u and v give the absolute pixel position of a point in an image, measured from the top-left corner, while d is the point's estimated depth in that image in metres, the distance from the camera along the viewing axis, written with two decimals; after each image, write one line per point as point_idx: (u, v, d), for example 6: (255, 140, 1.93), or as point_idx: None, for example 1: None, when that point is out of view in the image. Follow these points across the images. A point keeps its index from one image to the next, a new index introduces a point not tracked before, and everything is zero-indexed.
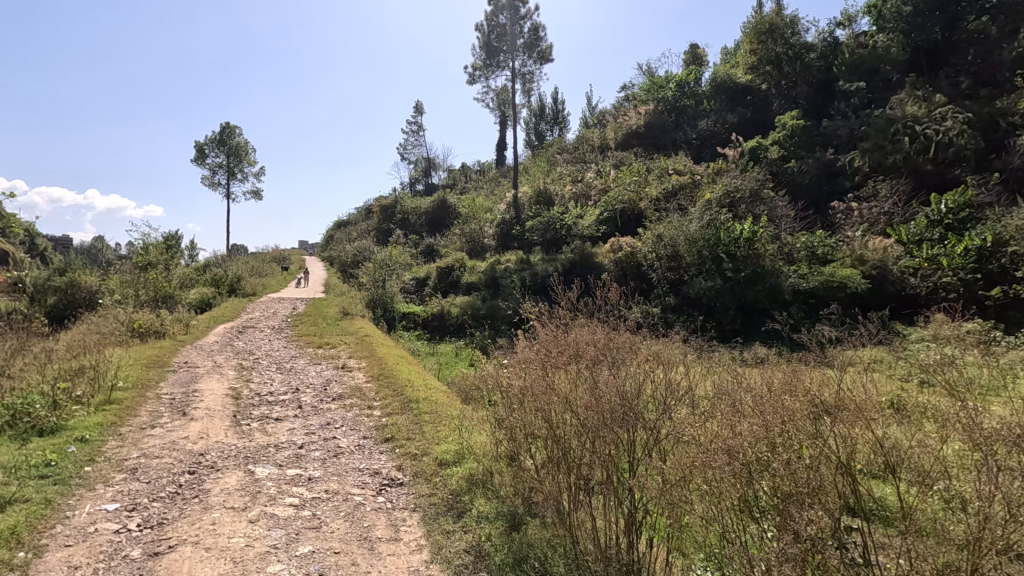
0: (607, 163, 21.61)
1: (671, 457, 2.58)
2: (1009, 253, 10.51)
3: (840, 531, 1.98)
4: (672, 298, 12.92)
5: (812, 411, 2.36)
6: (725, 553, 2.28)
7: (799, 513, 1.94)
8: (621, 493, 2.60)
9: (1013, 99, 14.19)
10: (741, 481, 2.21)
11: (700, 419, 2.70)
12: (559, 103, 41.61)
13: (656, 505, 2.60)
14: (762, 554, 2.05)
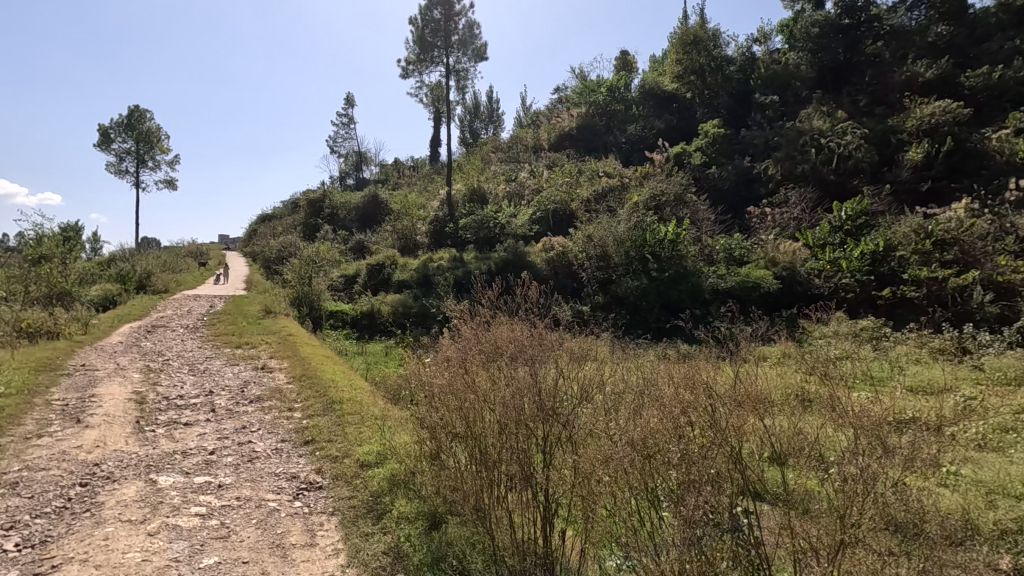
0: (540, 163, 21.86)
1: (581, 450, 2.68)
2: (898, 257, 11.78)
3: (729, 514, 2.12)
4: (601, 297, 13.24)
5: (707, 402, 2.50)
6: (630, 541, 2.39)
7: (691, 498, 2.08)
8: (537, 486, 2.66)
9: (902, 118, 15.71)
10: (641, 470, 2.33)
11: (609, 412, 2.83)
12: (493, 102, 41.69)
13: (569, 497, 2.68)
14: (660, 539, 2.16)
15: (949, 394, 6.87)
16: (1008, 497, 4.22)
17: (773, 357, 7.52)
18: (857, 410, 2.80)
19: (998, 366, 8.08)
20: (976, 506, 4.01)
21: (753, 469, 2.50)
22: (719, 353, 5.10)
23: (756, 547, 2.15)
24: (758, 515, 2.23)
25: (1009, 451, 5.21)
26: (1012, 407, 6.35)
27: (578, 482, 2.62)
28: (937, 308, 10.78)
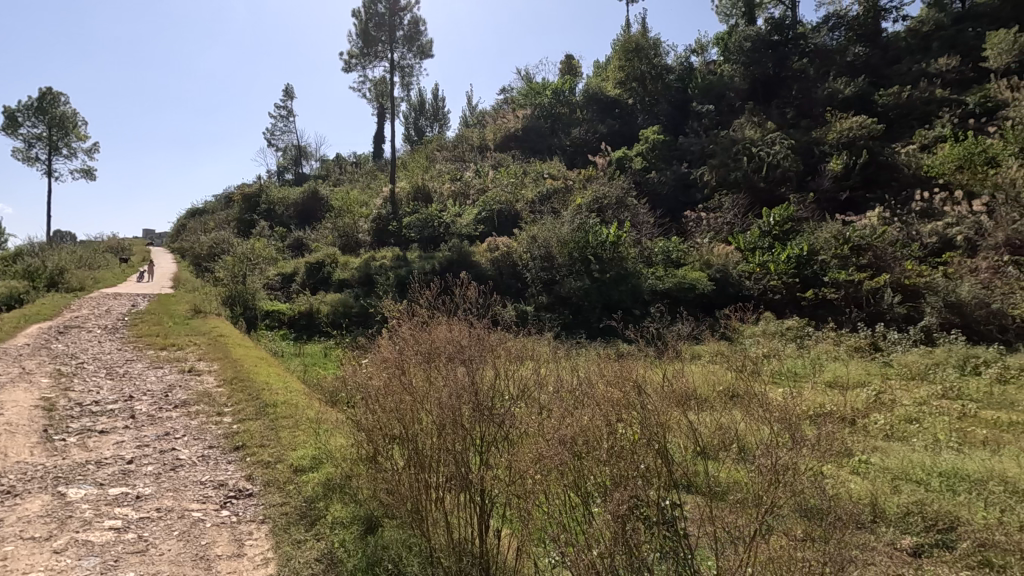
0: (486, 163, 21.81)
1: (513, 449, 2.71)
2: (820, 261, 12.59)
3: (655, 508, 2.21)
4: (545, 297, 13.33)
5: (635, 401, 2.59)
6: (563, 536, 2.44)
7: (616, 493, 2.16)
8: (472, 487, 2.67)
9: (824, 131, 16.81)
10: (571, 468, 2.38)
11: (542, 411, 2.87)
12: (438, 100, 41.23)
13: (505, 495, 2.70)
14: (589, 532, 2.22)
15: (862, 388, 7.41)
16: (910, 481, 4.60)
17: (707, 355, 7.83)
18: (773, 409, 2.99)
19: (905, 363, 8.81)
20: (883, 491, 4.34)
21: (679, 464, 2.61)
22: (655, 353, 5.26)
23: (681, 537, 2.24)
24: (681, 507, 2.33)
25: (914, 438, 5.66)
26: (917, 400, 6.93)
27: (512, 482, 2.65)
28: (853, 309, 11.65)
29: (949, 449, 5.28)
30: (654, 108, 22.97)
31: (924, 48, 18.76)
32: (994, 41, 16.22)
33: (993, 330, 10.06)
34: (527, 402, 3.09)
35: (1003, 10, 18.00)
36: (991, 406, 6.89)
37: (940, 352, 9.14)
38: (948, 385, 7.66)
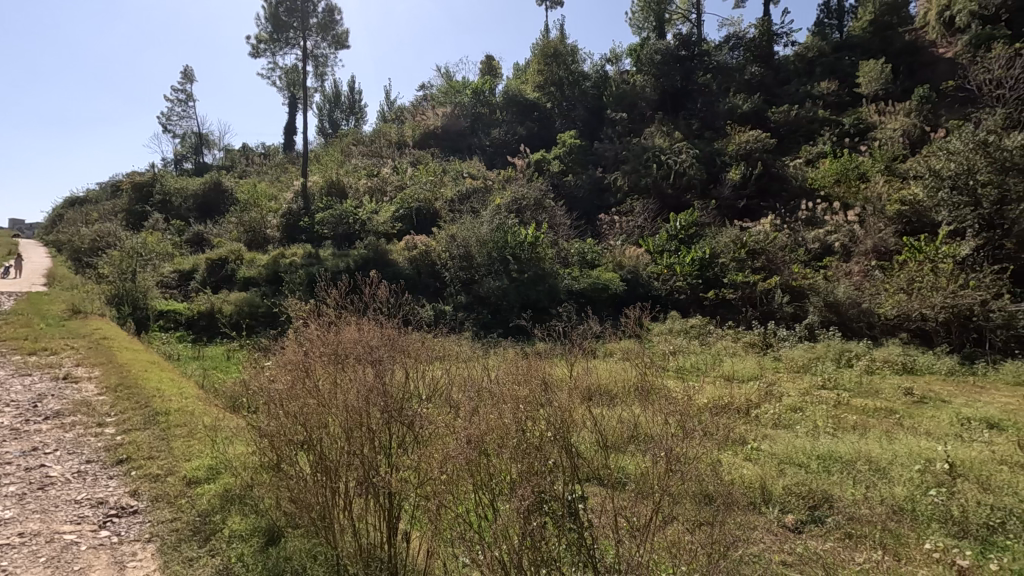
0: (404, 160, 21.35)
1: (421, 450, 2.70)
2: (720, 264, 13.55)
3: (560, 501, 2.30)
4: (463, 297, 13.27)
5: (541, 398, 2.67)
6: (472, 535, 2.47)
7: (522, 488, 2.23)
8: (379, 491, 2.63)
9: (725, 143, 18.10)
10: (478, 466, 2.42)
11: (450, 410, 2.89)
12: (355, 93, 39.92)
13: (415, 498, 2.68)
14: (498, 527, 2.28)
15: (754, 381, 8.13)
16: (793, 465, 5.05)
17: (618, 352, 8.15)
18: (669, 403, 3.20)
19: (791, 357, 9.69)
20: (770, 475, 4.72)
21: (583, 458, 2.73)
22: (568, 352, 5.40)
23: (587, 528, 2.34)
24: (586, 499, 2.44)
25: (797, 425, 6.23)
26: (800, 391, 7.65)
27: (420, 484, 2.64)
28: (748, 308, 12.67)
29: (826, 434, 5.88)
30: (570, 113, 23.58)
31: (809, 72, 20.63)
32: (866, 70, 18.28)
33: (862, 326, 11.36)
34: (437, 401, 3.10)
35: (872, 43, 20.22)
36: (860, 394, 7.76)
37: (820, 347, 10.14)
38: (826, 377, 8.54)
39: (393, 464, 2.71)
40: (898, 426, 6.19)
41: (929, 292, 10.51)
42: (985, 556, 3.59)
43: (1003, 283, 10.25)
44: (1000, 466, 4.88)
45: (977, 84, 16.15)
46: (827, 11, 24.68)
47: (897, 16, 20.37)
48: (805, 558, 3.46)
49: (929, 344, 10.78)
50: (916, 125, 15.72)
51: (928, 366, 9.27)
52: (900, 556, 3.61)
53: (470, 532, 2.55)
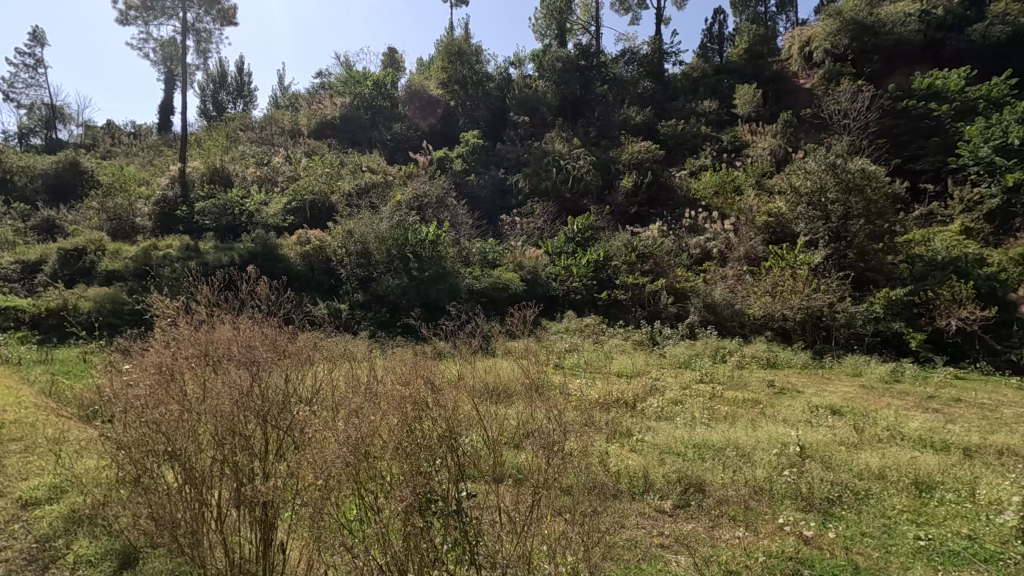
0: (298, 149, 20.08)
1: (297, 454, 2.61)
2: (612, 267, 14.33)
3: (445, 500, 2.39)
4: (360, 295, 12.80)
5: (426, 399, 2.72)
6: (356, 540, 2.47)
7: (408, 492, 2.29)
8: (251, 501, 2.51)
9: (618, 152, 19.15)
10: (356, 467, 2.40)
11: (329, 412, 2.82)
12: (244, 75, 37.13)
13: (292, 504, 2.58)
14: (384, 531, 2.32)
15: (642, 376, 8.73)
16: (672, 454, 5.45)
17: (517, 350, 8.24)
18: (551, 406, 3.36)
19: (674, 353, 10.46)
20: (652, 464, 5.04)
21: (467, 457, 2.82)
22: (466, 355, 5.42)
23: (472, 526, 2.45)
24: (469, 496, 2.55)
25: (677, 417, 6.72)
26: (682, 385, 8.29)
27: (299, 491, 2.55)
28: (637, 308, 13.50)
29: (701, 424, 6.42)
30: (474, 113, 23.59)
31: (694, 91, 22.35)
32: (741, 93, 20.19)
33: (735, 325, 12.51)
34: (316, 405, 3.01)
35: (747, 69, 22.30)
36: (731, 387, 8.56)
37: (699, 345, 11.03)
38: (703, 372, 9.32)
39: (268, 472, 2.59)
40: (761, 414, 6.91)
41: (789, 294, 11.84)
42: (827, 525, 4.11)
43: (846, 287, 11.80)
44: (839, 446, 5.62)
45: (829, 113, 18.44)
46: (709, 37, 26.88)
47: (767, 46, 22.71)
48: (680, 542, 3.78)
49: (788, 341, 12.16)
50: (781, 146, 17.65)
51: (787, 360, 10.44)
52: (759, 531, 4.04)
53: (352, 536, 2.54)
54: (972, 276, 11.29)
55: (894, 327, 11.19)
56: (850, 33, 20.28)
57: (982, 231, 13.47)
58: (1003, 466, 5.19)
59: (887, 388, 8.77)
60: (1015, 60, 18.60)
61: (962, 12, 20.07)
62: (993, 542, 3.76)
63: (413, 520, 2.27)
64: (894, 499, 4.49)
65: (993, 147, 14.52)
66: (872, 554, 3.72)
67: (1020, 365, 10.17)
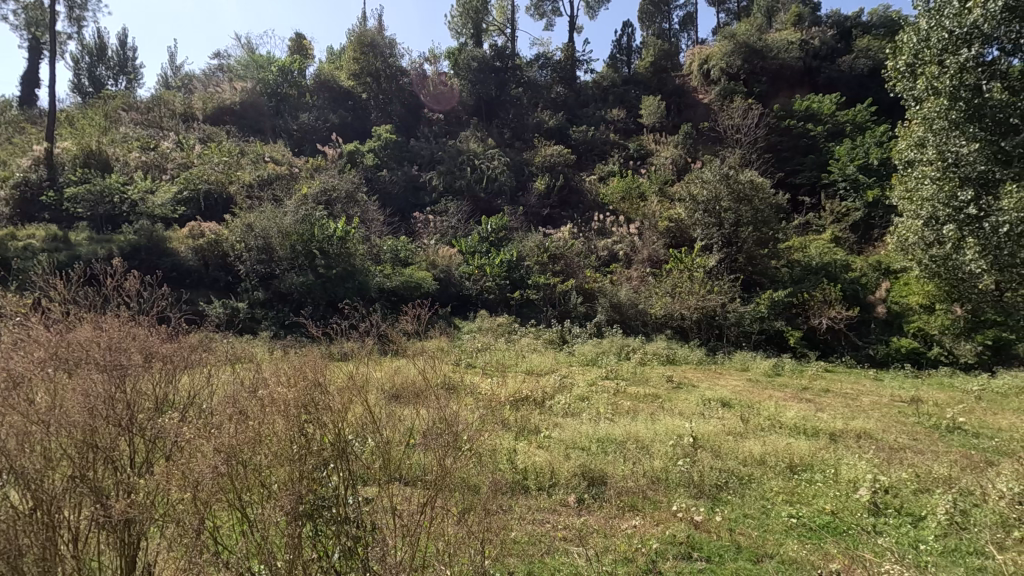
0: (191, 134, 18.43)
1: (169, 464, 2.48)
2: (524, 267, 14.56)
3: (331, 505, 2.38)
4: (261, 293, 12.08)
5: (311, 409, 2.71)
6: (235, 554, 2.34)
7: (296, 497, 2.27)
8: (110, 522, 2.25)
9: (531, 155, 19.61)
10: (228, 477, 2.34)
11: (206, 423, 2.71)
12: (127, 51, 33.79)
13: (159, 523, 2.37)
14: (267, 542, 2.25)
15: (550, 373, 9.00)
16: (577, 448, 5.62)
17: (429, 350, 8.19)
18: (453, 409, 3.49)
19: (582, 352, 10.80)
20: (558, 459, 5.16)
21: (355, 465, 2.82)
22: (366, 367, 5.29)
23: (366, 533, 2.45)
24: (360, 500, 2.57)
25: (583, 413, 6.93)
26: (589, 381, 8.62)
27: (170, 506, 2.38)
28: (548, 308, 13.78)
29: (604, 419, 6.69)
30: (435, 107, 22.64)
31: (603, 100, 23.27)
32: (646, 105, 21.33)
33: (639, 324, 13.10)
34: (194, 413, 2.87)
35: (652, 82, 23.55)
36: (634, 382, 9.02)
37: (606, 342, 11.51)
38: (608, 369, 9.71)
39: (133, 485, 2.38)
40: (660, 408, 7.32)
41: (686, 295, 12.69)
42: (714, 510, 4.42)
43: (736, 288, 12.83)
44: (727, 436, 6.09)
45: (723, 128, 19.94)
46: (619, 48, 27.93)
47: (670, 61, 24.06)
48: (582, 534, 3.90)
49: (685, 338, 12.97)
50: (681, 156, 18.80)
51: (684, 357, 11.15)
52: (653, 518, 4.28)
53: (230, 553, 2.40)
54: (839, 279, 12.78)
55: (776, 325, 12.24)
56: (742, 55, 22.07)
57: (848, 240, 15.18)
58: (859, 448, 5.89)
59: (768, 381, 9.67)
60: (874, 91, 21.24)
61: (834, 44, 22.49)
62: (849, 516, 4.25)
63: (294, 530, 2.22)
64: (771, 482, 4.92)
65: (857, 166, 16.45)
66: (752, 534, 4.05)
67: (876, 359, 11.52)
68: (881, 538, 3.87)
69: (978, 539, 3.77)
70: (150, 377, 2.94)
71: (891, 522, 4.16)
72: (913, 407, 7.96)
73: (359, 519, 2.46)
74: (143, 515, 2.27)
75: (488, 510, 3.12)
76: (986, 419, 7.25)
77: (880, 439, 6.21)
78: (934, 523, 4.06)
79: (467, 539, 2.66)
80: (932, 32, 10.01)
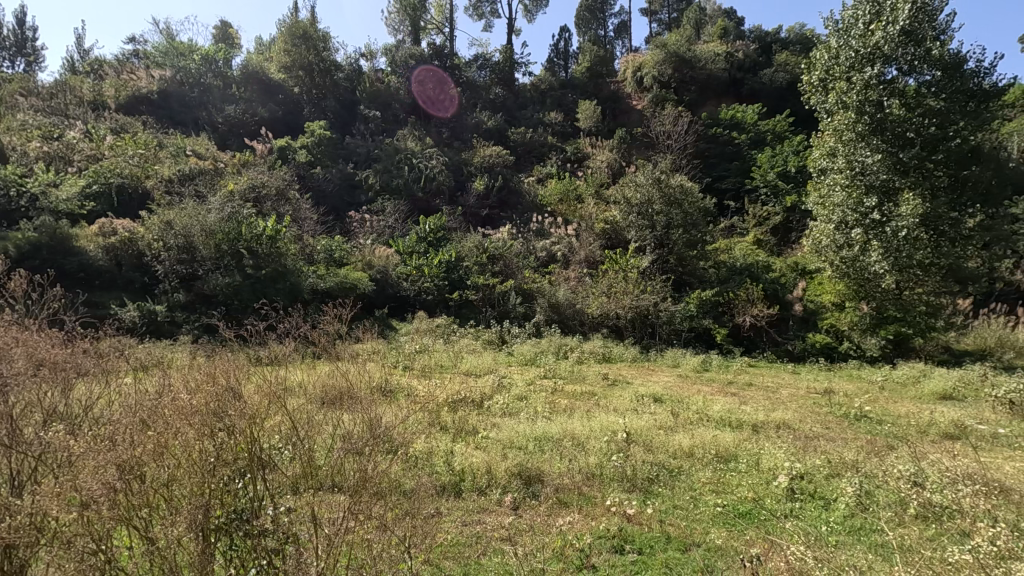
0: (102, 124, 17.05)
1: (57, 481, 2.30)
2: (463, 267, 14.47)
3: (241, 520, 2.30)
4: (182, 295, 11.33)
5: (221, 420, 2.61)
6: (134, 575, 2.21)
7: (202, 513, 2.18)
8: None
9: (470, 155, 19.59)
10: (124, 493, 2.26)
11: (101, 437, 2.53)
12: (26, 31, 30.88)
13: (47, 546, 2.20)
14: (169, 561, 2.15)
15: (489, 373, 9.03)
16: (514, 448, 5.64)
17: (365, 353, 7.99)
18: (381, 415, 3.52)
19: (521, 352, 10.87)
20: (496, 459, 5.13)
21: (270, 476, 2.74)
22: (291, 374, 5.11)
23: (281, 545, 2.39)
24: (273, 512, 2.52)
25: (521, 412, 6.97)
26: (527, 380, 8.70)
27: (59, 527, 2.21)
28: (487, 308, 13.80)
29: (542, 417, 6.77)
30: (438, 103, 22.31)
31: (541, 102, 23.64)
32: (582, 109, 21.79)
33: (577, 323, 13.34)
34: (88, 427, 2.68)
35: (588, 86, 24.13)
36: (572, 380, 9.18)
37: (545, 342, 11.65)
38: (547, 368, 9.82)
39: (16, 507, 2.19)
40: (595, 405, 7.49)
41: (622, 295, 13.05)
42: (646, 502, 4.56)
43: (667, 288, 13.34)
44: (658, 430, 6.31)
45: (655, 133, 20.70)
46: (556, 52, 28.39)
47: (605, 67, 24.73)
48: (518, 532, 3.93)
49: (621, 337, 13.31)
50: (616, 160, 19.33)
51: (619, 355, 11.46)
52: (589, 514, 4.36)
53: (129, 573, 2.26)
54: (761, 280, 13.54)
55: (705, 323, 12.80)
56: (672, 64, 23.08)
57: (769, 242, 16.15)
58: (778, 437, 6.27)
59: (697, 376, 10.16)
60: (791, 103, 22.71)
61: (756, 58, 23.87)
62: (769, 503, 4.49)
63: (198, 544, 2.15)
64: (699, 473, 5.13)
65: (776, 173, 17.54)
66: (680, 524, 4.20)
67: (794, 354, 12.28)
68: (789, 522, 4.14)
69: (875, 518, 4.11)
70: (39, 389, 2.72)
71: (806, 507, 4.44)
72: (826, 398, 8.56)
73: (279, 529, 2.44)
74: (27, 539, 2.09)
75: (422, 513, 3.14)
76: (888, 407, 7.93)
77: (797, 429, 6.64)
78: (843, 505, 4.37)
79: (393, 543, 2.69)
80: (841, 50, 10.84)
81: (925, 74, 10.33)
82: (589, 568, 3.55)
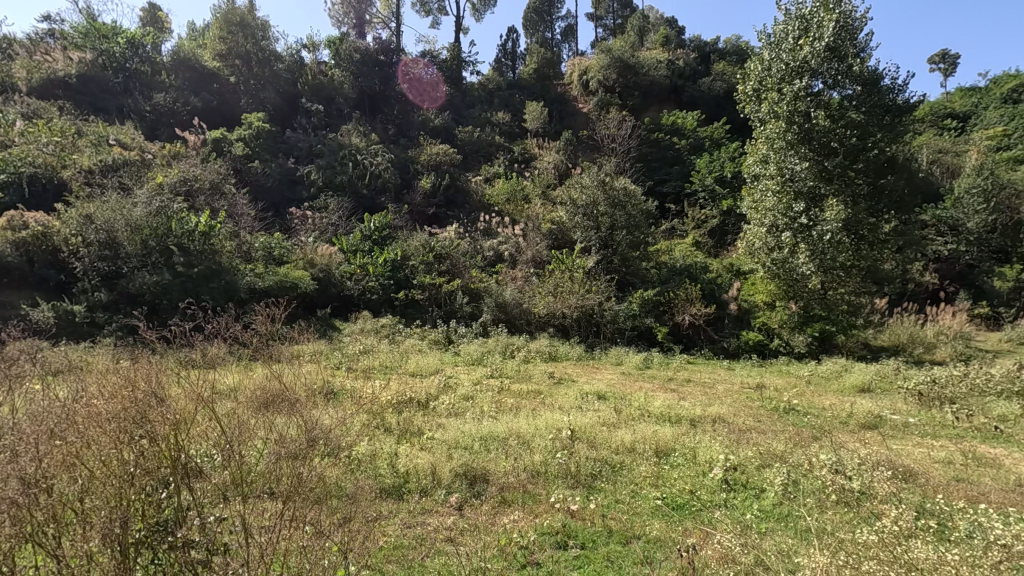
0: (11, 108, 15.64)
1: None
2: (409, 267, 14.25)
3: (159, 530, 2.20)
4: (103, 294, 10.59)
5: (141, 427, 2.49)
6: None
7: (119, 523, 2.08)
8: None
9: (417, 153, 19.34)
10: (29, 508, 2.14)
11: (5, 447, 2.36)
12: None
13: None
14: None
15: (435, 373, 8.95)
16: (459, 448, 5.61)
17: (307, 355, 7.71)
18: (318, 419, 3.43)
19: (467, 351, 10.84)
20: (441, 460, 5.10)
21: (196, 485, 2.64)
22: (224, 380, 4.85)
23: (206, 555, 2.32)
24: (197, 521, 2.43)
25: (467, 412, 6.94)
26: (473, 380, 8.68)
27: None
28: (434, 308, 13.68)
29: (487, 417, 6.78)
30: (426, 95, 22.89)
31: (489, 102, 23.68)
32: (530, 110, 21.97)
33: (523, 323, 13.43)
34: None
35: (535, 88, 24.38)
36: (518, 379, 9.24)
37: (491, 341, 11.66)
38: (494, 367, 9.83)
39: None
40: (541, 404, 7.56)
41: (567, 295, 13.26)
42: (588, 497, 4.65)
43: (611, 288, 13.65)
44: (601, 427, 6.44)
45: (600, 137, 21.15)
46: (504, 52, 28.49)
47: (552, 70, 25.05)
48: (463, 532, 3.92)
49: (566, 336, 13.51)
50: (563, 161, 19.60)
51: (564, 353, 11.64)
52: (533, 511, 4.41)
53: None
54: (699, 280, 14.10)
55: (647, 322, 13.16)
56: (616, 70, 23.66)
57: (706, 244, 16.85)
58: (714, 431, 6.55)
59: (639, 373, 10.46)
60: (728, 111, 23.76)
61: (695, 67, 24.83)
62: (704, 493, 4.69)
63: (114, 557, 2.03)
64: (639, 468, 5.28)
65: (714, 178, 18.31)
66: (621, 518, 4.31)
67: (729, 350, 12.86)
68: (718, 512, 4.35)
69: (798, 505, 4.36)
70: None
71: (737, 496, 4.66)
72: (757, 392, 9.02)
73: (204, 539, 2.37)
74: None
75: (361, 517, 3.10)
76: (814, 400, 8.44)
77: (731, 422, 6.96)
78: (771, 494, 4.61)
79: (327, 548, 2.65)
80: (773, 63, 11.46)
81: (847, 89, 11.07)
82: (533, 565, 3.61)
